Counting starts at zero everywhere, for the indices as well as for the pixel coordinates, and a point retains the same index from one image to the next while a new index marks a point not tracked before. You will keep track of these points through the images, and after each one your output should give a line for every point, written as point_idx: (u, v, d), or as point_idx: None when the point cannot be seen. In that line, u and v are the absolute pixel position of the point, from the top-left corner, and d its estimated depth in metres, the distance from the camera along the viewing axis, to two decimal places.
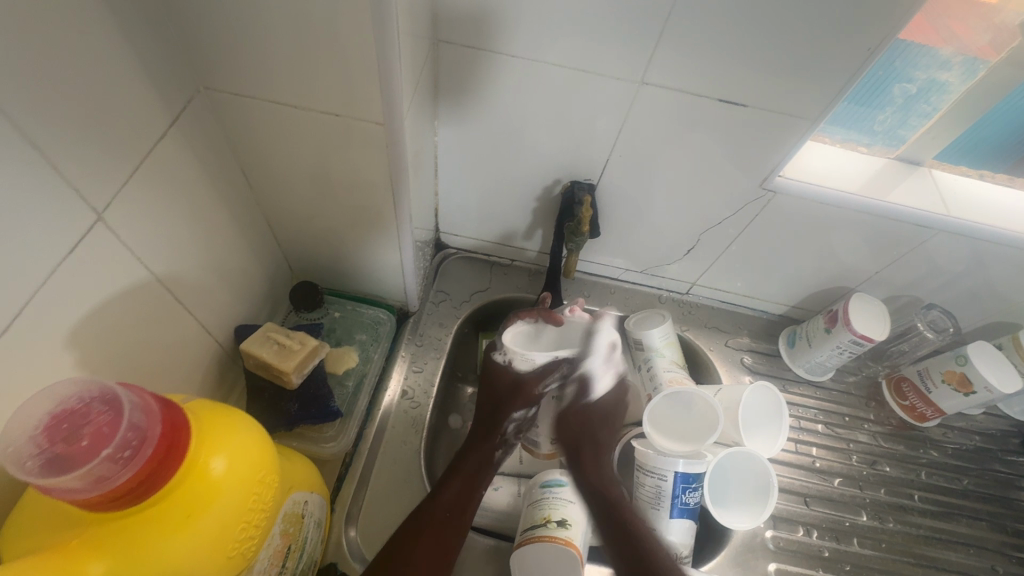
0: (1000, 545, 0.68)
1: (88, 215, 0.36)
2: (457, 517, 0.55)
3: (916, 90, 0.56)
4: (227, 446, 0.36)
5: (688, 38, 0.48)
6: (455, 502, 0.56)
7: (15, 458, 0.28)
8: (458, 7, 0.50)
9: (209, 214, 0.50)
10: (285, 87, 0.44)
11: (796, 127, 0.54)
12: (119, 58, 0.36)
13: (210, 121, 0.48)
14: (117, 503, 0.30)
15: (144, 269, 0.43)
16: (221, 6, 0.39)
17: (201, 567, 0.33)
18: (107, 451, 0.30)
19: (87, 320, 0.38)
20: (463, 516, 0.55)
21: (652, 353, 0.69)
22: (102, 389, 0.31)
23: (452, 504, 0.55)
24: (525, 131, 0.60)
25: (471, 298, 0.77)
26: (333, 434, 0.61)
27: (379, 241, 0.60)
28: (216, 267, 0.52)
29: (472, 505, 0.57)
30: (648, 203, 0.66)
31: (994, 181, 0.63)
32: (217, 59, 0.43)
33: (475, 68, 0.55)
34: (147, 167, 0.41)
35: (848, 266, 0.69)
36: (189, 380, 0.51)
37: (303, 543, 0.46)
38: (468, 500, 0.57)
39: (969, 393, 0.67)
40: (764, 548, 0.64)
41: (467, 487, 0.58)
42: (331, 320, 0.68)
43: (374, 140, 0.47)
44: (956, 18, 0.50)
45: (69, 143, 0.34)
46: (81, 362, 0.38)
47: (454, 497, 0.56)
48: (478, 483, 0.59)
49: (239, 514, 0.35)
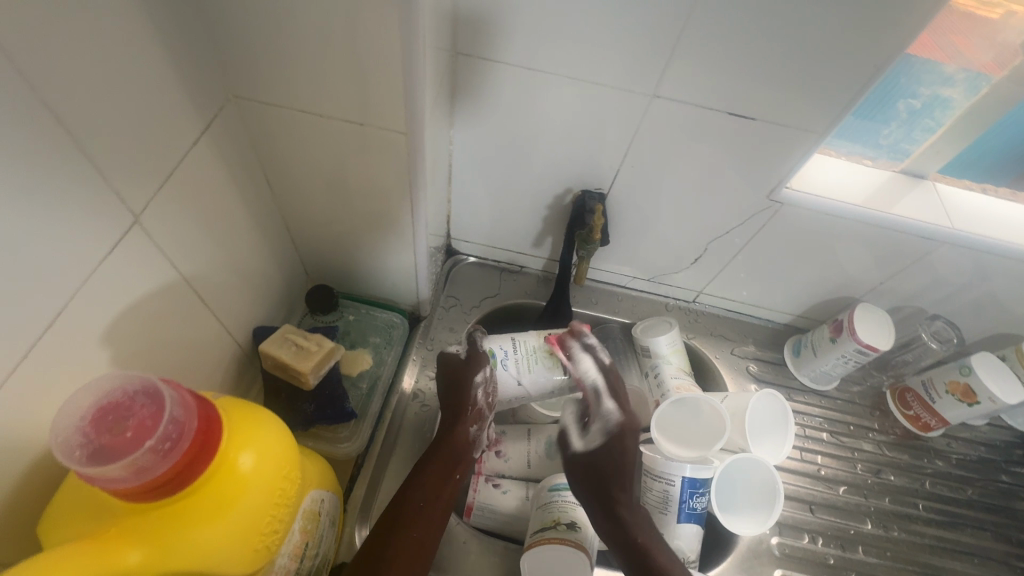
0: (1004, 555, 0.69)
1: (126, 217, 0.38)
2: (430, 510, 0.52)
3: (920, 106, 0.57)
4: (255, 442, 0.37)
5: (699, 52, 0.50)
6: (427, 489, 0.53)
7: (64, 446, 0.30)
8: (476, 21, 0.52)
9: (234, 219, 0.51)
10: (312, 96, 0.46)
11: (804, 140, 0.55)
12: (157, 68, 0.38)
13: (239, 129, 0.49)
14: (154, 494, 0.32)
15: (174, 270, 0.44)
16: (255, 18, 0.40)
17: (228, 557, 0.34)
18: (149, 443, 0.31)
19: (121, 318, 0.39)
20: (438, 504, 0.53)
21: (659, 360, 0.70)
22: (144, 382, 0.33)
23: (428, 486, 0.53)
24: (538, 140, 0.62)
25: (481, 303, 0.78)
26: (347, 434, 0.62)
27: (395, 246, 0.61)
28: (238, 270, 0.54)
29: (447, 496, 0.54)
30: (657, 213, 0.68)
31: (997, 195, 0.64)
32: (246, 69, 0.44)
33: (491, 79, 0.57)
34: (180, 173, 0.42)
35: (853, 277, 0.70)
36: (209, 379, 0.53)
37: (319, 542, 0.47)
38: (443, 485, 0.54)
39: (973, 403, 0.68)
40: (770, 555, 0.64)
41: (444, 474, 0.55)
42: (345, 323, 0.70)
43: (395, 149, 0.49)
44: (959, 35, 0.51)
45: (111, 149, 0.36)
46: (114, 358, 0.40)
47: (423, 487, 0.53)
48: (455, 473, 0.56)
49: (265, 507, 0.36)
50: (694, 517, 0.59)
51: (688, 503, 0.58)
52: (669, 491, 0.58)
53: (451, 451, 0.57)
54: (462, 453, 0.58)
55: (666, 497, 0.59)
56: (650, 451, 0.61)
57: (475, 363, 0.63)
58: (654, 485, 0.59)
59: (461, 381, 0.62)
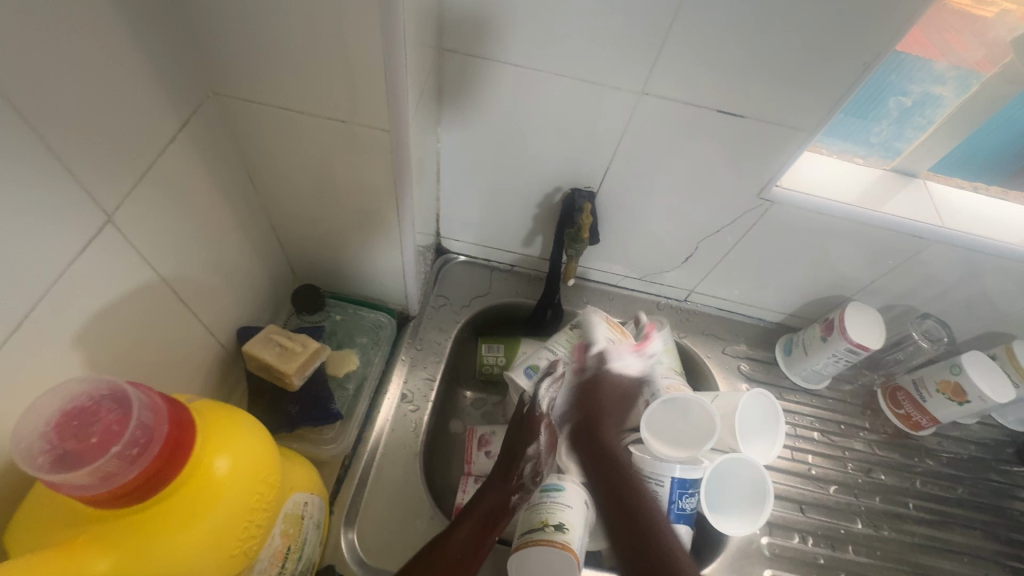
0: (994, 554, 0.69)
1: (99, 216, 0.37)
2: (471, 561, 0.50)
3: (911, 104, 0.57)
4: (231, 446, 0.36)
5: (687, 49, 0.49)
6: (469, 543, 0.51)
7: (27, 453, 0.29)
8: (463, 16, 0.51)
9: (215, 219, 0.51)
10: (292, 93, 0.45)
11: (794, 138, 0.55)
12: (131, 64, 0.37)
13: (218, 126, 0.48)
14: (122, 500, 0.31)
15: (151, 271, 0.43)
16: (232, 13, 0.39)
17: (203, 564, 0.34)
18: (116, 448, 0.30)
19: (95, 320, 0.38)
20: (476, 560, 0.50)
21: (651, 358, 0.69)
22: (112, 387, 0.33)
23: (465, 546, 0.50)
24: (527, 137, 0.61)
25: (470, 302, 0.78)
26: (334, 435, 0.61)
27: (382, 244, 0.60)
28: (219, 269, 0.53)
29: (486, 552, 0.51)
30: (648, 212, 0.67)
31: (988, 194, 0.64)
32: (226, 65, 0.44)
33: (478, 76, 0.56)
34: (156, 172, 0.42)
35: (844, 275, 0.69)
36: (191, 381, 0.52)
37: (302, 545, 0.47)
38: (483, 542, 0.52)
39: (964, 402, 0.67)
40: (759, 554, 0.64)
41: (483, 529, 0.53)
42: (332, 323, 0.69)
43: (378, 146, 0.48)
44: (953, 32, 0.51)
45: (82, 147, 0.35)
46: (88, 361, 0.39)
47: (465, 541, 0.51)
48: (492, 533, 0.53)
49: (242, 512, 0.36)
50: (683, 517, 0.59)
51: (678, 503, 0.59)
52: (658, 491, 0.59)
53: (491, 506, 0.55)
54: (501, 510, 0.55)
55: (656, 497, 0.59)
56: (640, 452, 0.61)
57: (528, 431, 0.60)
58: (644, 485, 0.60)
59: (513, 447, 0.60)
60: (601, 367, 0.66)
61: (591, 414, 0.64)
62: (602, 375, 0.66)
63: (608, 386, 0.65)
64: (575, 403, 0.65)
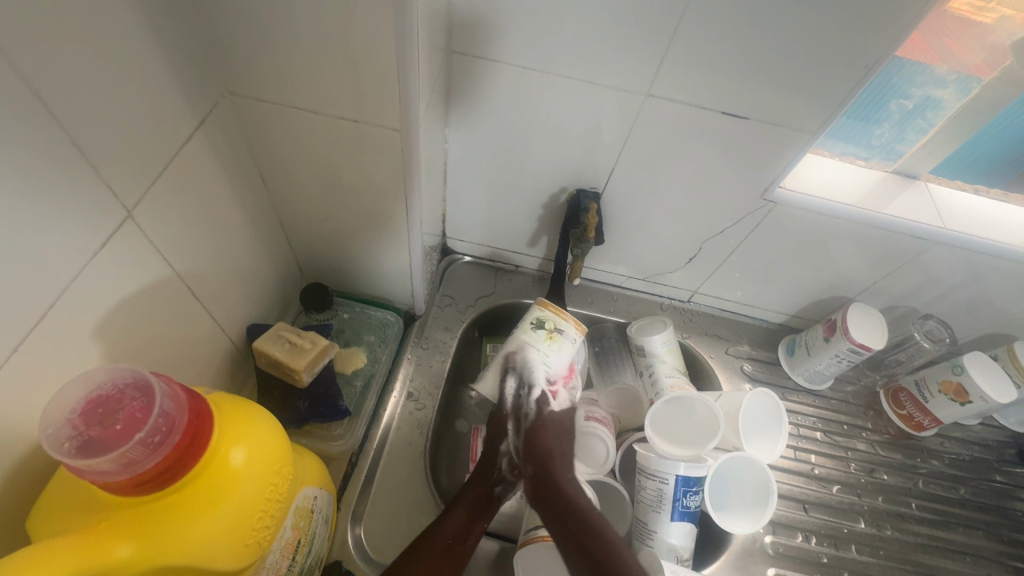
0: (998, 554, 0.69)
1: (119, 212, 0.38)
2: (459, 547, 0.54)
3: (912, 107, 0.58)
4: (246, 438, 0.37)
5: (692, 52, 0.50)
6: (460, 529, 0.55)
7: (54, 438, 0.30)
8: (471, 19, 0.52)
9: (227, 218, 0.51)
10: (305, 93, 0.46)
11: (797, 139, 0.55)
12: (151, 65, 0.38)
13: (232, 126, 0.49)
14: (143, 488, 0.32)
15: (167, 266, 0.44)
16: (248, 15, 0.40)
17: (219, 552, 0.34)
18: (140, 435, 0.31)
19: (113, 313, 0.39)
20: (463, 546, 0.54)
21: (654, 359, 0.70)
22: (134, 375, 0.33)
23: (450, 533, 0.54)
24: (533, 139, 0.62)
25: (475, 302, 0.78)
26: (342, 431, 0.62)
27: (390, 244, 0.61)
28: (230, 267, 0.54)
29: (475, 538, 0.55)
30: (652, 212, 0.68)
31: (990, 196, 0.65)
32: (242, 68, 0.45)
33: (486, 78, 0.57)
34: (173, 171, 0.43)
35: (846, 276, 0.70)
36: (202, 376, 0.53)
37: (311, 539, 0.47)
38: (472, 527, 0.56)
39: (965, 402, 0.68)
40: (763, 553, 0.64)
41: (470, 520, 0.56)
42: (340, 321, 0.70)
43: (388, 146, 0.49)
44: (951, 37, 0.52)
45: (104, 144, 0.36)
46: (107, 353, 0.40)
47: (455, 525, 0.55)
48: (480, 522, 0.56)
49: (256, 503, 0.37)
50: (687, 515, 0.58)
51: (682, 502, 0.58)
52: (662, 489, 0.58)
53: (479, 495, 0.58)
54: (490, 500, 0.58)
55: (660, 495, 0.58)
56: (644, 450, 0.61)
57: (496, 428, 0.64)
58: (648, 484, 0.59)
59: (489, 444, 0.63)
60: (541, 412, 0.63)
61: (541, 461, 0.59)
62: (543, 420, 0.63)
63: (551, 427, 0.62)
64: (524, 455, 0.60)
